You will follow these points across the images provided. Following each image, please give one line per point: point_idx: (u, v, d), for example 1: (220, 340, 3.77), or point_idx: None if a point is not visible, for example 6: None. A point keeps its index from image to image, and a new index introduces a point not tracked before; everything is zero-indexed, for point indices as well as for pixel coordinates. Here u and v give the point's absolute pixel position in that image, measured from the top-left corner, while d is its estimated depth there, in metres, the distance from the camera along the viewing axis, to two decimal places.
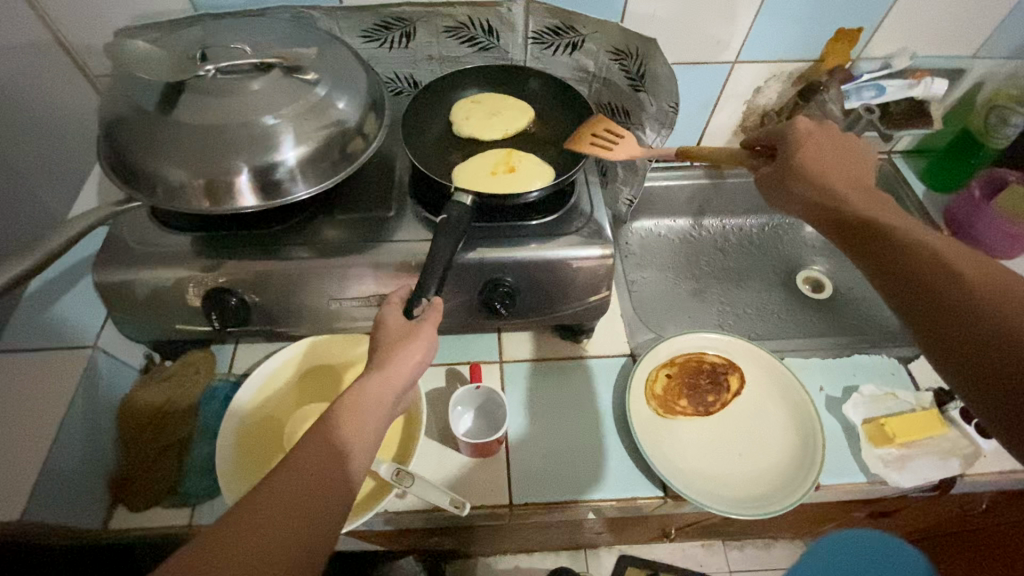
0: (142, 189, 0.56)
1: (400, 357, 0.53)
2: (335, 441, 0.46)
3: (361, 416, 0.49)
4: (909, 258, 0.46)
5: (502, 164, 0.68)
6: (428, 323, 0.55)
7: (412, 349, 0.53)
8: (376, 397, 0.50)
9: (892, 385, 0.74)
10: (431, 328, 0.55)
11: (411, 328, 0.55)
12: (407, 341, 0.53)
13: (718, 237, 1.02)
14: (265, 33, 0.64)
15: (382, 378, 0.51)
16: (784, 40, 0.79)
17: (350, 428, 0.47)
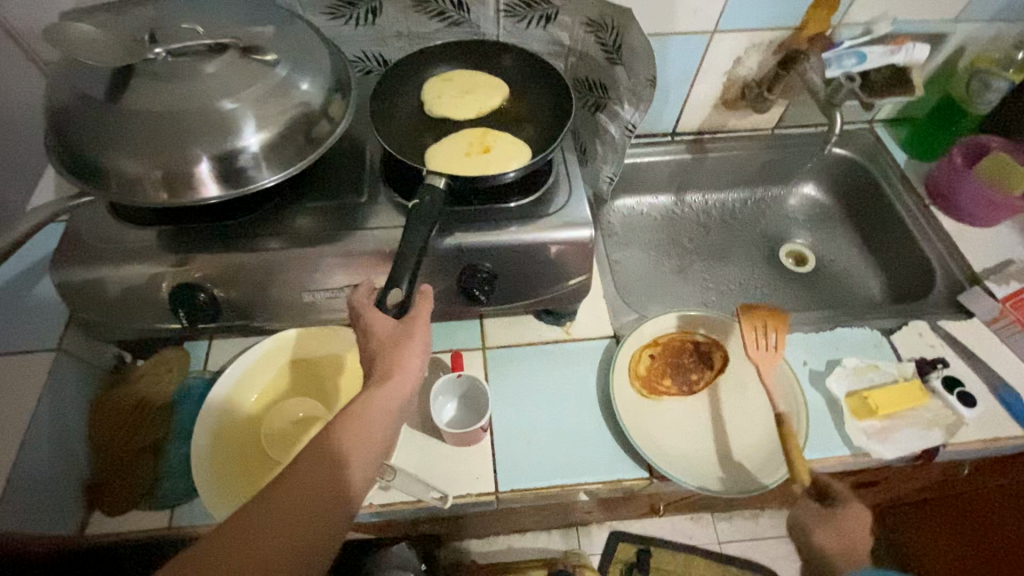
0: (94, 181, 0.53)
1: (405, 359, 0.50)
2: (341, 449, 0.45)
3: (367, 422, 0.47)
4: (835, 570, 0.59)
5: (476, 145, 0.65)
6: (421, 321, 0.52)
7: (414, 348, 0.51)
8: (384, 402, 0.48)
9: (874, 358, 0.74)
10: (424, 325, 0.52)
11: (405, 327, 0.52)
12: (408, 341, 0.51)
13: (701, 214, 1.01)
14: (218, 12, 0.60)
15: (391, 381, 0.49)
16: (763, 8, 0.77)
17: (352, 437, 0.46)
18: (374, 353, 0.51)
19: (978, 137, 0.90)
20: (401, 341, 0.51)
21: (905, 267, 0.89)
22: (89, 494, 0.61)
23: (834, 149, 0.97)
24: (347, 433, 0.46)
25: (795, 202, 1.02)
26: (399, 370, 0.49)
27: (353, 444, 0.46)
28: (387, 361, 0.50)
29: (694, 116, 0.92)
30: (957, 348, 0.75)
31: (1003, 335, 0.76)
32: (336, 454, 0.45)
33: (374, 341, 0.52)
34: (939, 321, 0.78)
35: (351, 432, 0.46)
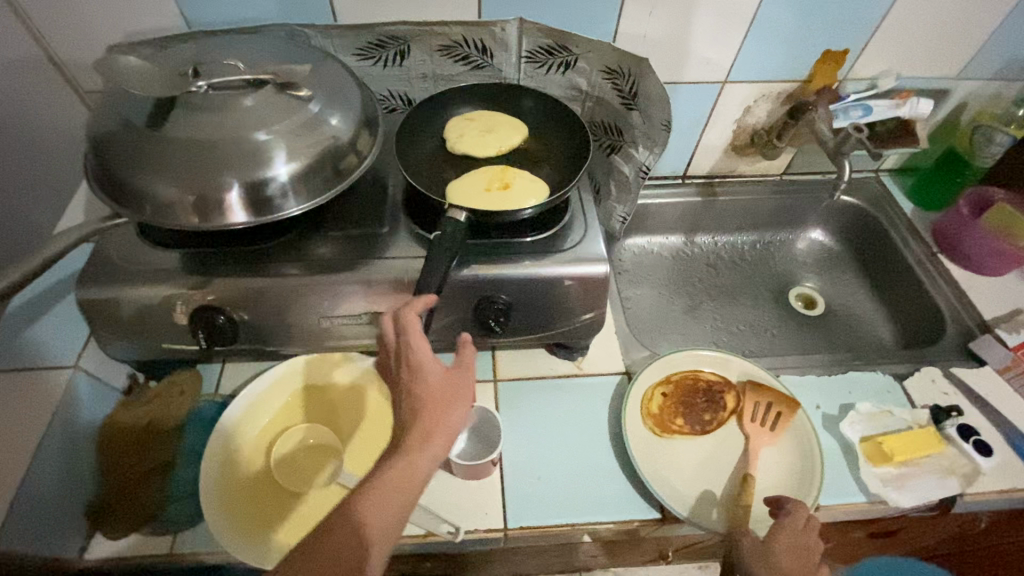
0: (129, 205, 0.55)
1: (446, 421, 0.46)
2: (371, 523, 0.42)
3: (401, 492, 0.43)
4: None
5: (495, 182, 0.67)
6: (466, 377, 0.49)
7: (459, 412, 0.47)
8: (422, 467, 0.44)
9: (888, 403, 0.74)
10: (469, 383, 0.48)
11: (453, 383, 0.48)
12: (453, 406, 0.47)
13: (711, 255, 1.02)
14: (258, 51, 0.64)
15: (435, 443, 0.45)
16: (772, 61, 0.80)
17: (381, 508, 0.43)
18: (418, 408, 0.47)
19: (983, 188, 0.92)
20: (448, 400, 0.47)
21: (914, 314, 0.90)
22: (94, 514, 0.60)
23: (841, 197, 0.99)
24: (371, 512, 0.42)
25: (804, 246, 1.04)
26: (440, 433, 0.46)
27: (374, 532, 0.42)
28: (434, 418, 0.46)
29: (704, 161, 0.95)
30: (970, 396, 0.74)
31: (1016, 384, 0.75)
32: (355, 541, 0.41)
33: (425, 388, 0.48)
34: (951, 368, 0.77)
35: (375, 516, 0.42)
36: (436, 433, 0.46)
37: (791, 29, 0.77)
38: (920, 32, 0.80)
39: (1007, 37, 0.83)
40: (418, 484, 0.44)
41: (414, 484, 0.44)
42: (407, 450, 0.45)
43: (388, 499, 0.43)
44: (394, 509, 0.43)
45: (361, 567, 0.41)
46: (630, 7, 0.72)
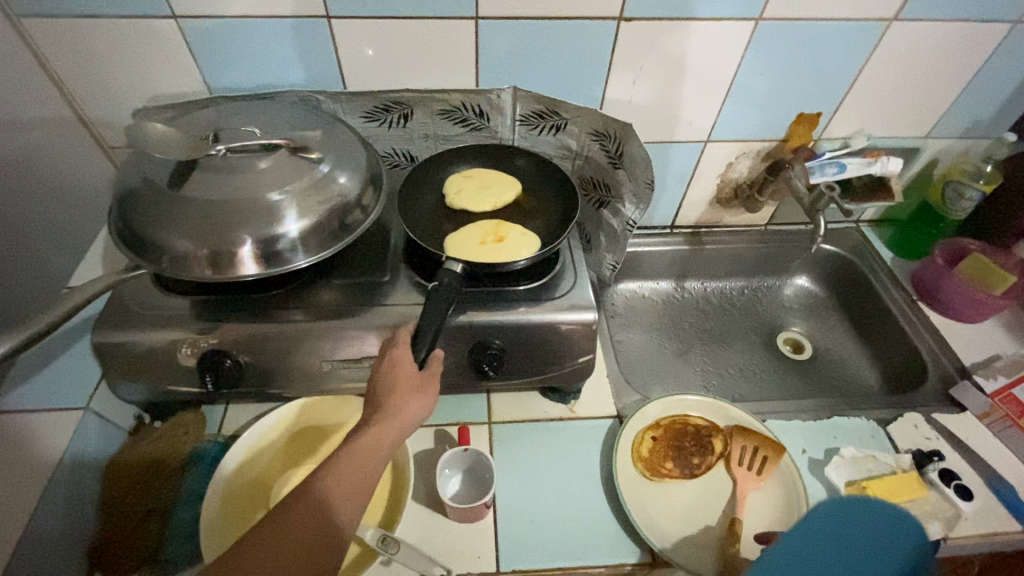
0: (149, 257, 0.59)
1: (409, 405, 0.55)
2: (343, 486, 0.50)
3: (368, 460, 0.51)
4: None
5: (491, 234, 0.72)
6: (435, 376, 0.59)
7: (421, 401, 0.56)
8: (388, 439, 0.53)
9: (871, 448, 0.76)
10: (435, 383, 0.58)
11: (421, 380, 0.57)
12: (417, 394, 0.56)
13: (700, 300, 1.06)
14: (274, 116, 0.69)
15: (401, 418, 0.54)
16: (750, 122, 0.86)
17: (350, 474, 0.50)
18: (385, 394, 0.55)
19: (958, 240, 0.96)
20: (413, 391, 0.56)
21: (898, 360, 0.92)
22: (92, 553, 0.63)
23: (823, 245, 1.04)
24: (342, 473, 0.50)
25: (790, 292, 1.08)
26: (404, 412, 0.54)
27: (345, 493, 0.49)
28: (400, 402, 0.55)
29: (691, 211, 1.00)
30: (951, 441, 0.77)
31: (996, 430, 0.77)
32: (334, 499, 0.49)
33: (391, 379, 0.56)
34: (933, 413, 0.80)
35: (345, 480, 0.50)
36: (399, 414, 0.54)
37: (765, 94, 0.83)
38: (886, 97, 0.86)
39: (968, 101, 0.89)
40: (382, 454, 0.52)
41: (379, 454, 0.52)
42: (373, 426, 0.53)
43: (358, 465, 0.51)
44: (363, 474, 0.51)
45: (336, 521, 0.48)
46: (616, 76, 0.78)
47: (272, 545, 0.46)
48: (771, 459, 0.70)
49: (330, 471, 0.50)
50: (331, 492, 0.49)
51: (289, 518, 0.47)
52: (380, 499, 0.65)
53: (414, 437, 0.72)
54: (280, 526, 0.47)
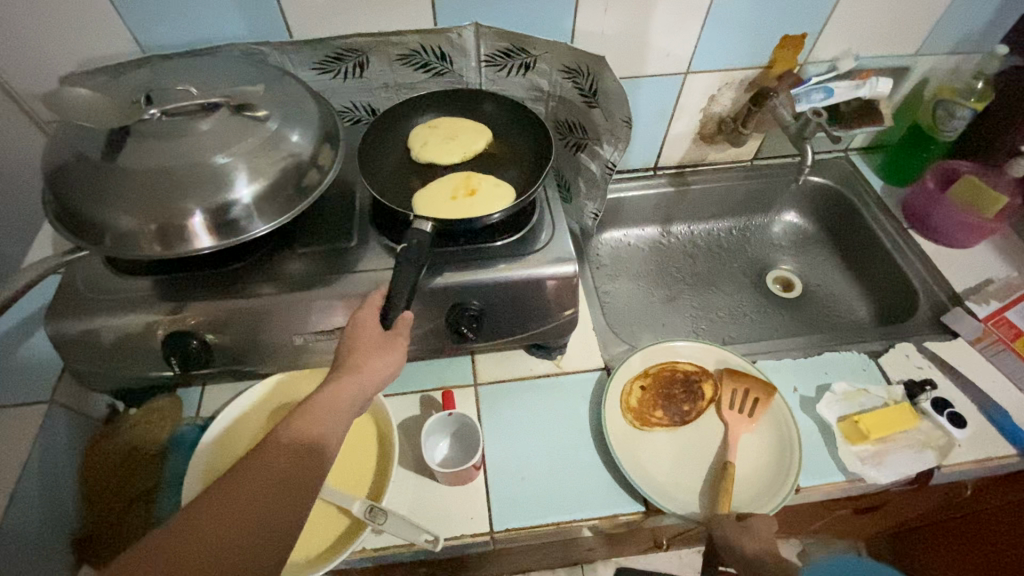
0: (90, 238, 0.55)
1: (373, 361, 0.53)
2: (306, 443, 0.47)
3: (331, 416, 0.49)
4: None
5: (461, 188, 0.68)
6: (405, 334, 0.55)
7: (386, 358, 0.53)
8: (352, 394, 0.51)
9: (863, 381, 0.75)
10: (404, 344, 0.54)
11: (388, 337, 0.54)
12: (382, 351, 0.53)
13: (687, 244, 1.03)
14: (212, 73, 0.63)
15: (364, 373, 0.52)
16: (731, 48, 0.81)
17: (312, 432, 0.47)
18: (347, 353, 0.53)
19: (950, 162, 0.93)
20: (378, 347, 0.53)
21: (889, 290, 0.91)
22: (78, 545, 0.61)
23: (810, 177, 1.00)
24: (304, 430, 0.47)
25: (778, 229, 1.05)
26: (367, 367, 0.52)
27: (310, 449, 0.47)
28: (363, 357, 0.52)
29: (673, 151, 0.96)
30: (944, 369, 0.76)
31: (988, 355, 0.77)
32: (298, 454, 0.46)
33: (356, 336, 0.54)
34: (924, 341, 0.79)
35: (312, 436, 0.47)
36: (361, 369, 0.52)
37: (747, 16, 0.77)
38: (875, 12, 0.80)
39: (962, 11, 0.83)
40: (343, 410, 0.50)
41: (343, 408, 0.50)
42: (334, 383, 0.50)
43: (322, 421, 0.48)
44: (325, 432, 0.48)
45: (299, 475, 0.46)
46: (584, 5, 0.72)
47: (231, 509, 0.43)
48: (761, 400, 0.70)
49: (291, 429, 0.47)
50: (299, 444, 0.47)
51: (248, 479, 0.44)
52: (367, 469, 0.64)
53: (399, 403, 0.70)
54: (241, 485, 0.44)
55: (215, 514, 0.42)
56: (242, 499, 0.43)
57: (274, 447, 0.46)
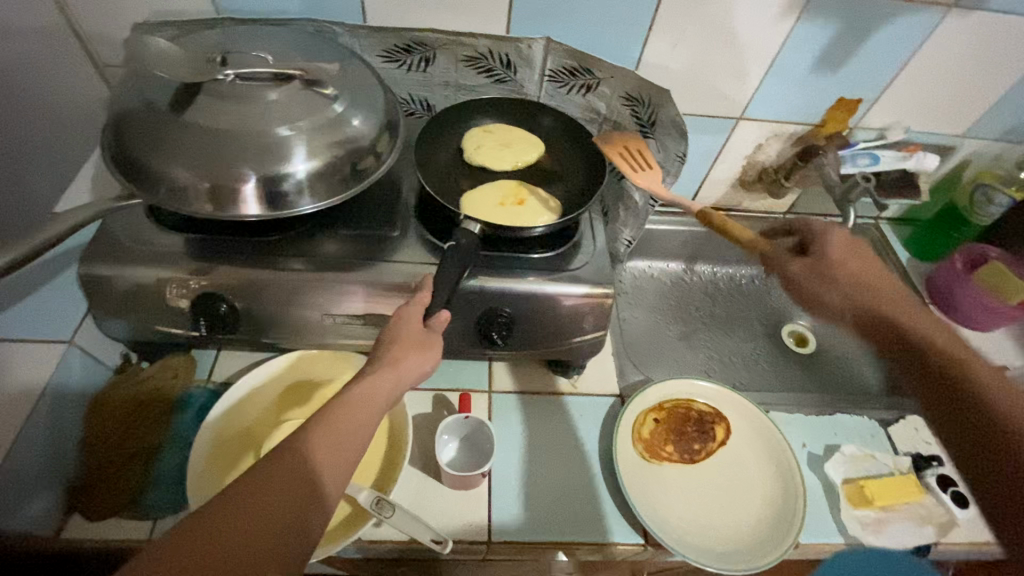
0: (145, 186, 0.55)
1: (409, 357, 0.52)
2: (337, 433, 0.46)
3: (363, 410, 0.48)
4: (983, 426, 0.47)
5: (511, 197, 0.69)
6: (438, 334, 0.55)
7: (423, 355, 0.53)
8: (386, 388, 0.50)
9: (871, 447, 0.75)
10: (439, 342, 0.55)
11: (427, 334, 0.55)
12: (418, 348, 0.53)
13: (709, 285, 1.03)
14: (286, 43, 0.64)
15: (400, 368, 0.51)
16: (789, 102, 0.82)
17: (345, 423, 0.47)
18: (386, 346, 0.53)
19: (978, 246, 0.93)
20: (418, 345, 0.54)
21: None
22: (71, 495, 0.60)
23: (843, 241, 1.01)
24: (338, 421, 0.47)
25: None
26: (402, 364, 0.52)
27: (341, 443, 0.46)
28: (399, 352, 0.52)
29: (712, 191, 0.96)
30: None
31: None
32: (329, 446, 0.45)
33: (396, 332, 0.54)
34: None
35: (345, 428, 0.47)
36: (397, 364, 0.52)
37: (810, 72, 0.79)
38: (931, 89, 0.82)
39: (1013, 102, 0.86)
40: (375, 404, 0.49)
41: (376, 402, 0.49)
42: (370, 376, 0.50)
43: (354, 414, 0.48)
44: (351, 431, 0.47)
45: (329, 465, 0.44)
46: (656, 36, 0.73)
47: (257, 501, 0.41)
48: (651, 171, 0.72)
49: (324, 419, 0.47)
50: (330, 435, 0.46)
51: (276, 470, 0.43)
52: (375, 461, 0.63)
53: (411, 400, 0.70)
54: (270, 474, 0.43)
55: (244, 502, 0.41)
56: (255, 510, 0.41)
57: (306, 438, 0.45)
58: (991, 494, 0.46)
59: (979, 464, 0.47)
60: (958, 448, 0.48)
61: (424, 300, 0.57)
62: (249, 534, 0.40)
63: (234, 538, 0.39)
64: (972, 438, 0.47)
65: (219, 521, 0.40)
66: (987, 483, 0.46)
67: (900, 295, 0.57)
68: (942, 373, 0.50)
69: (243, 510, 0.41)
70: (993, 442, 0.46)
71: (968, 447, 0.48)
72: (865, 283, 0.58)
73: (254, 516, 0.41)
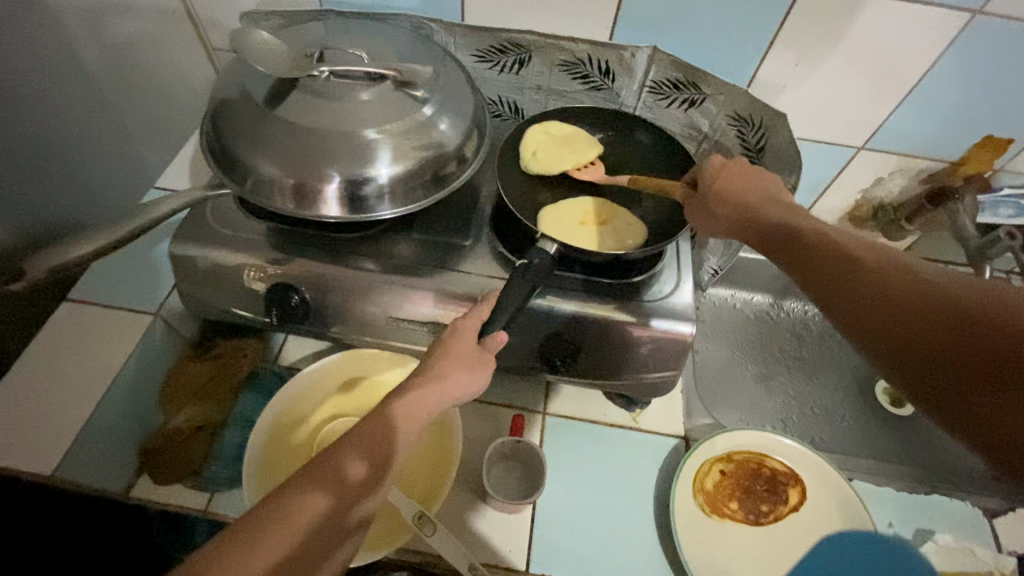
0: (234, 177, 0.56)
1: (458, 374, 0.50)
2: (383, 439, 0.45)
3: (407, 421, 0.47)
4: (820, 250, 0.46)
5: (593, 215, 0.65)
6: (489, 353, 0.53)
7: (471, 374, 0.51)
8: (432, 402, 0.49)
9: (970, 538, 0.67)
10: (489, 360, 0.52)
11: (480, 354, 0.52)
12: (468, 366, 0.51)
13: (797, 324, 0.94)
14: (382, 39, 0.62)
15: (447, 383, 0.50)
16: (924, 135, 0.72)
17: (388, 434, 0.46)
18: (436, 358, 0.51)
19: None
20: (468, 362, 0.51)
21: None
22: (142, 456, 0.63)
23: None
24: (382, 429, 0.46)
25: None
26: (449, 378, 0.50)
27: (381, 451, 0.45)
28: (447, 367, 0.51)
29: None
30: None
31: None
32: (376, 451, 0.45)
33: (447, 345, 0.52)
34: None
35: (385, 439, 0.45)
36: (444, 379, 0.50)
37: (954, 105, 0.69)
38: None
39: None
40: (419, 418, 0.48)
41: (420, 414, 0.48)
42: (416, 387, 0.49)
43: (399, 424, 0.46)
44: (391, 442, 0.46)
45: (370, 470, 0.44)
46: (776, 53, 0.66)
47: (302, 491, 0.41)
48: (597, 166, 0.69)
49: (369, 426, 0.46)
50: (374, 447, 0.45)
51: (320, 465, 0.43)
52: (422, 473, 0.62)
53: (465, 412, 0.68)
54: (316, 467, 0.43)
55: (295, 487, 0.41)
56: (302, 498, 0.41)
57: (351, 443, 0.44)
58: (864, 332, 0.41)
59: (852, 291, 0.42)
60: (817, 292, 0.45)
61: (487, 316, 0.54)
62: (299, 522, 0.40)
63: (286, 524, 0.39)
64: (823, 277, 0.44)
65: (272, 508, 0.40)
66: (862, 319, 0.41)
67: (777, 196, 0.56)
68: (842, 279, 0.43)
69: (290, 496, 0.41)
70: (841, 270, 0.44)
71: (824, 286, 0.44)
72: (746, 188, 0.57)
73: (303, 501, 0.41)
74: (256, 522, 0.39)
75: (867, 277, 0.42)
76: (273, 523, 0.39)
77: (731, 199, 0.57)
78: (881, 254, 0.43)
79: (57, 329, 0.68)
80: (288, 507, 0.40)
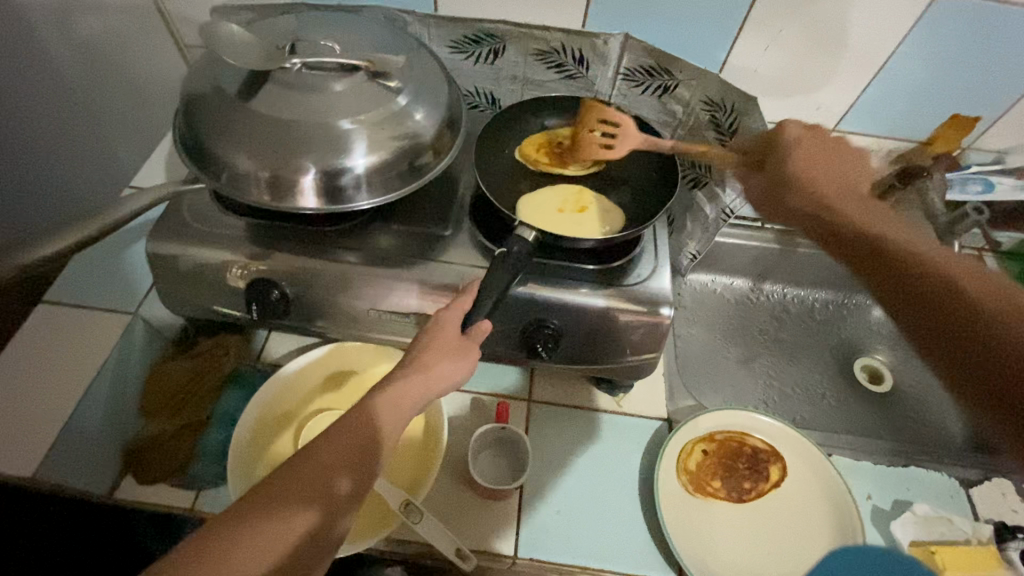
0: (209, 171, 0.55)
1: (441, 364, 0.51)
2: (364, 435, 0.45)
3: (389, 416, 0.47)
4: (920, 280, 0.45)
5: (570, 203, 0.66)
6: (473, 342, 0.53)
7: (454, 365, 0.51)
8: (414, 394, 0.49)
9: (948, 508, 0.68)
10: (473, 350, 0.52)
11: (463, 344, 0.53)
12: (451, 356, 0.51)
13: (777, 306, 0.96)
14: (355, 31, 0.62)
15: (429, 374, 0.50)
16: (893, 116, 0.74)
17: (369, 428, 0.46)
18: (419, 350, 0.52)
19: None
20: (450, 354, 0.52)
21: None
22: (126, 457, 0.62)
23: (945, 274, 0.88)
24: (362, 424, 0.46)
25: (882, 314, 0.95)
26: (431, 370, 0.50)
27: (362, 446, 0.45)
28: (430, 359, 0.51)
29: None
30: None
31: None
32: (357, 446, 0.45)
33: (430, 336, 0.52)
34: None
35: (366, 434, 0.45)
36: (427, 370, 0.50)
37: (922, 86, 0.70)
38: None
39: None
40: (402, 412, 0.48)
41: (403, 408, 0.48)
42: (397, 380, 0.49)
43: (380, 418, 0.47)
44: (372, 437, 0.46)
45: (351, 465, 0.44)
46: (746, 37, 0.67)
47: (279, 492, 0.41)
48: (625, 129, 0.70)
49: (350, 422, 0.46)
50: (355, 442, 0.45)
51: (299, 463, 0.43)
52: (409, 463, 0.62)
53: (450, 401, 0.69)
54: (295, 466, 0.43)
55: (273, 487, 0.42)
56: (280, 497, 0.41)
57: (332, 440, 0.45)
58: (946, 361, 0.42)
59: (947, 330, 0.42)
60: (890, 296, 0.46)
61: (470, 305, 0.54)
62: (275, 525, 0.40)
63: (262, 527, 0.40)
64: (900, 282, 0.46)
65: (251, 508, 0.41)
66: (949, 351, 0.41)
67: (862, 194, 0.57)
68: (950, 315, 0.42)
69: (268, 497, 0.41)
70: (927, 292, 0.44)
71: (900, 292, 0.45)
72: (836, 179, 0.59)
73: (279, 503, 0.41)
74: (233, 525, 0.40)
75: (993, 304, 0.41)
76: (249, 527, 0.40)
77: (806, 196, 0.57)
78: (976, 274, 0.44)
79: (34, 332, 0.67)
80: (265, 508, 0.41)
